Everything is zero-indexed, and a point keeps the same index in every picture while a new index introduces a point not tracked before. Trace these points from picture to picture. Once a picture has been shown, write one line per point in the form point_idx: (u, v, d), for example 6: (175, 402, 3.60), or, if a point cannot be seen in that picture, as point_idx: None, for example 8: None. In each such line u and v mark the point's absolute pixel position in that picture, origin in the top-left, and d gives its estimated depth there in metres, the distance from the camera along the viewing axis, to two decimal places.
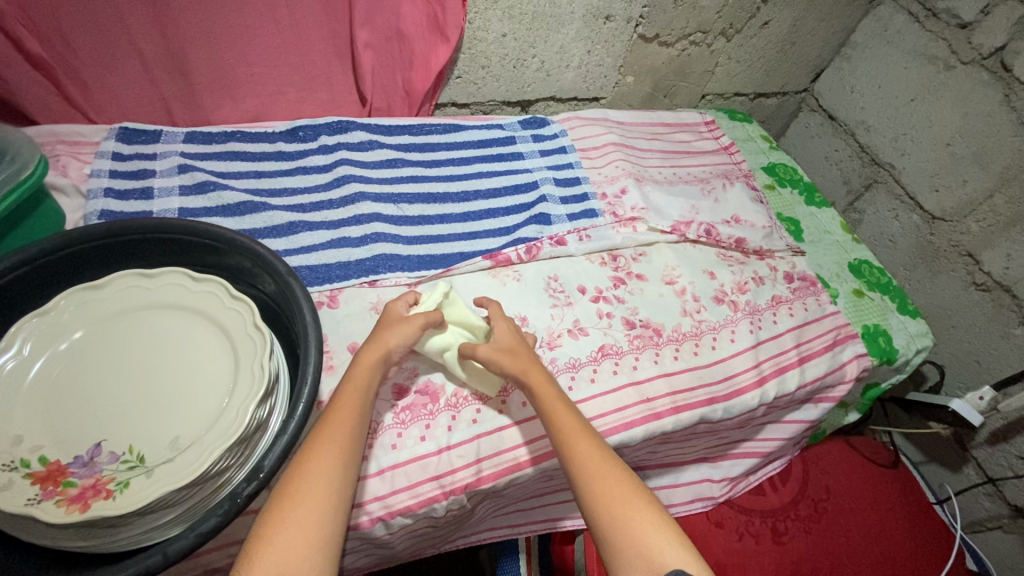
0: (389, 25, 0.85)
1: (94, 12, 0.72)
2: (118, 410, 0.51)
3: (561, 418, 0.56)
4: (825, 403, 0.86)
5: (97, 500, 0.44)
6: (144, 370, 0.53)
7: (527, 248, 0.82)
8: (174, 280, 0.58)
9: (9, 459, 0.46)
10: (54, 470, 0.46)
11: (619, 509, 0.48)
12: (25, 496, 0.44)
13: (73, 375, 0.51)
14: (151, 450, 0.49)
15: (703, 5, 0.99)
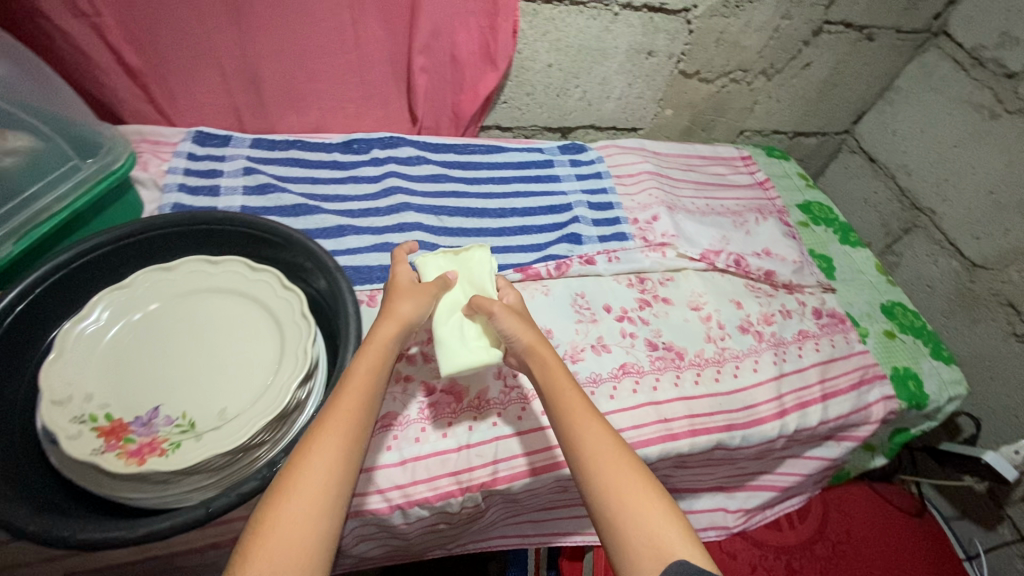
0: (444, 52, 0.91)
1: (186, 28, 0.82)
2: (177, 379, 0.56)
3: (569, 402, 0.54)
4: (848, 442, 0.85)
5: (152, 456, 0.49)
6: (201, 346, 0.59)
7: (557, 265, 0.86)
8: (234, 268, 0.64)
9: (81, 412, 0.51)
10: (118, 426, 0.51)
11: (630, 499, 0.48)
12: (91, 447, 0.49)
13: (140, 344, 0.57)
14: (201, 418, 0.53)
15: (744, 45, 1.03)
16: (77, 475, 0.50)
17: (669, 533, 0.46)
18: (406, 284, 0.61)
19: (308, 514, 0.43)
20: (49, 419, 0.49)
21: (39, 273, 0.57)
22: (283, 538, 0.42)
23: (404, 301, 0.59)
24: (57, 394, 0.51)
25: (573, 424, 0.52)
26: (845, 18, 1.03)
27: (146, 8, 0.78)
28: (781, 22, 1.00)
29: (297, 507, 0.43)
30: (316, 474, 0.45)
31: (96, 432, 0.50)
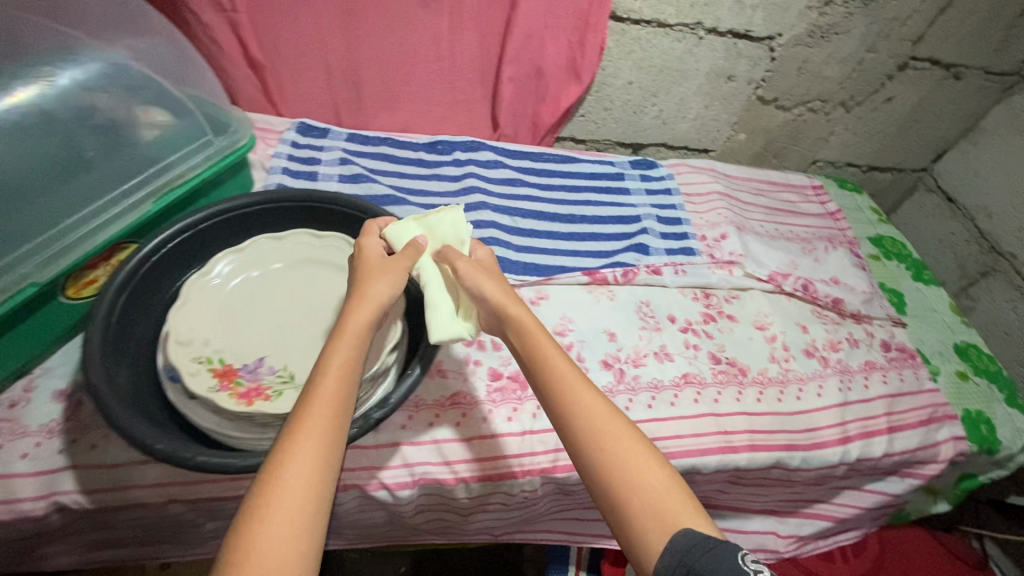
0: (531, 63, 0.96)
1: (304, 28, 0.90)
2: (281, 336, 0.62)
3: (560, 376, 0.51)
4: (912, 479, 0.83)
5: (258, 400, 0.55)
6: (301, 308, 0.64)
7: (624, 272, 0.88)
8: (335, 243, 0.68)
9: (200, 353, 0.58)
10: (230, 369, 0.57)
11: (635, 476, 0.47)
12: (208, 384, 0.55)
13: (250, 302, 0.64)
14: (300, 372, 0.59)
15: (826, 75, 1.04)
16: (183, 407, 0.55)
17: (677, 505, 0.46)
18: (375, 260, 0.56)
19: (300, 507, 0.40)
20: (176, 355, 0.56)
21: (172, 230, 0.64)
22: (276, 542, 0.38)
23: (372, 280, 0.53)
24: (183, 335, 0.58)
25: (568, 400, 0.50)
26: (933, 54, 1.03)
27: (273, 7, 0.87)
28: (866, 54, 1.01)
29: (285, 504, 0.39)
30: (300, 468, 0.41)
31: (212, 373, 0.56)
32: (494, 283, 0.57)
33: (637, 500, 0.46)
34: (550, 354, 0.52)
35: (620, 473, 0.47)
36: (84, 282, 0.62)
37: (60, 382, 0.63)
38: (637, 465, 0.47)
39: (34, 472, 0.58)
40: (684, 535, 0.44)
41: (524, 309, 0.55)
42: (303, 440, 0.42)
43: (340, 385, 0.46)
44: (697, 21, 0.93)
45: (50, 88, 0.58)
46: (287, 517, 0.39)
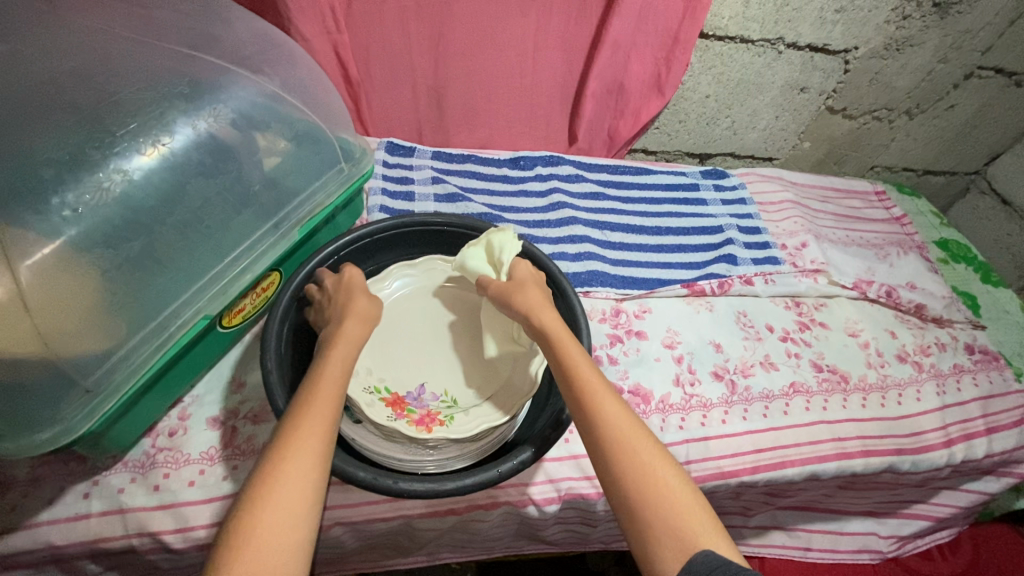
0: (616, 79, 0.98)
1: (396, 50, 0.91)
2: (433, 362, 0.66)
3: (586, 382, 0.51)
4: (1007, 478, 0.86)
5: (436, 426, 0.60)
6: (442, 330, 0.68)
7: (720, 283, 0.90)
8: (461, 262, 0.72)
9: (368, 383, 0.62)
10: (398, 398, 0.62)
11: (653, 485, 0.46)
12: (385, 414, 0.59)
13: (398, 329, 0.67)
14: (461, 395, 0.63)
15: (895, 85, 1.07)
16: (353, 434, 0.57)
17: (690, 520, 0.45)
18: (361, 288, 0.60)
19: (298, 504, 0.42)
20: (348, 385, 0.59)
21: (319, 259, 0.66)
22: (279, 530, 0.40)
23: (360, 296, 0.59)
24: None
25: (589, 405, 0.50)
26: (998, 63, 1.06)
27: (369, 31, 0.87)
28: (936, 65, 1.04)
29: (287, 497, 0.42)
30: (303, 465, 0.43)
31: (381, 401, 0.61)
32: (525, 294, 0.59)
33: (657, 512, 0.45)
34: (576, 359, 0.53)
35: (637, 481, 0.46)
36: (235, 311, 0.62)
37: (212, 409, 0.65)
38: (651, 474, 0.47)
39: (204, 500, 0.59)
40: (703, 555, 0.43)
41: (551, 318, 0.57)
42: (306, 437, 0.44)
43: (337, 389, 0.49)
44: (778, 36, 0.95)
45: (216, 124, 0.58)
46: (286, 509, 0.41)
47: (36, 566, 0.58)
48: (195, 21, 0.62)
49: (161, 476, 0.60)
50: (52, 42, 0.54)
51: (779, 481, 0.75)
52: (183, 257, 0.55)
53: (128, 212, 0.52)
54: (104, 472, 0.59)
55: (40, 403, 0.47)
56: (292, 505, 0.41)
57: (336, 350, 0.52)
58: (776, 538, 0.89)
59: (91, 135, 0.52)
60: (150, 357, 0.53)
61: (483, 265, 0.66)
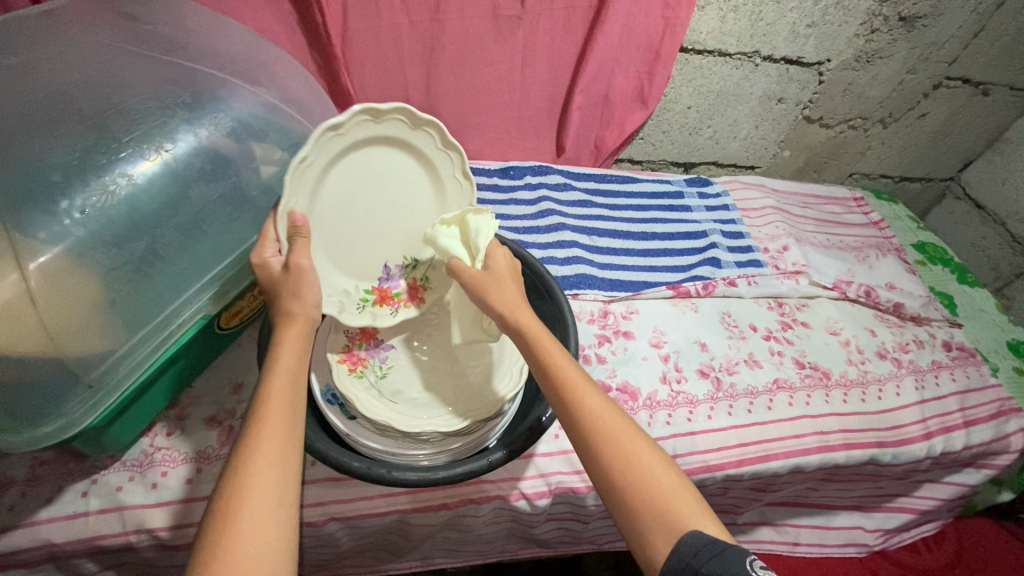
0: (601, 92, 1.02)
1: (389, 65, 0.94)
2: (375, 232, 0.67)
3: (567, 385, 0.51)
4: (987, 469, 0.89)
5: (421, 297, 0.69)
6: (376, 194, 0.66)
7: (704, 284, 0.93)
8: (427, 138, 0.65)
9: (356, 300, 0.66)
10: (383, 292, 0.68)
11: (639, 474, 0.48)
12: (387, 313, 0.67)
13: (341, 194, 0.63)
14: (419, 253, 0.70)
15: (868, 95, 1.12)
16: (347, 428, 0.59)
17: (678, 505, 0.47)
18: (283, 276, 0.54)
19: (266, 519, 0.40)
20: (350, 320, 0.63)
21: None
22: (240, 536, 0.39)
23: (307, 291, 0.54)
24: (336, 305, 0.63)
25: (573, 403, 0.50)
26: (965, 74, 1.11)
27: (362, 46, 0.91)
28: (906, 76, 1.09)
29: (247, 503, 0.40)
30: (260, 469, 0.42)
31: (366, 385, 0.63)
32: (504, 290, 0.57)
33: (646, 500, 0.47)
34: (555, 357, 0.52)
35: (624, 472, 0.48)
36: (233, 313, 0.64)
37: (209, 410, 0.66)
38: (636, 464, 0.48)
39: (201, 497, 0.60)
40: (691, 536, 0.45)
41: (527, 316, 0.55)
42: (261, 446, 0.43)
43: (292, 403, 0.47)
44: (754, 50, 1.00)
45: (217, 132, 0.61)
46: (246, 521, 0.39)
47: (33, 565, 0.59)
48: (195, 36, 0.66)
49: (159, 474, 0.61)
50: (60, 55, 0.57)
51: (764, 474, 0.77)
52: (184, 260, 0.57)
53: (133, 215, 0.54)
54: (103, 471, 0.61)
55: (47, 398, 0.49)
56: (259, 528, 0.39)
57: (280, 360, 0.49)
58: (765, 534, 0.90)
59: (98, 141, 0.54)
60: (150, 354, 0.55)
61: (457, 245, 0.62)
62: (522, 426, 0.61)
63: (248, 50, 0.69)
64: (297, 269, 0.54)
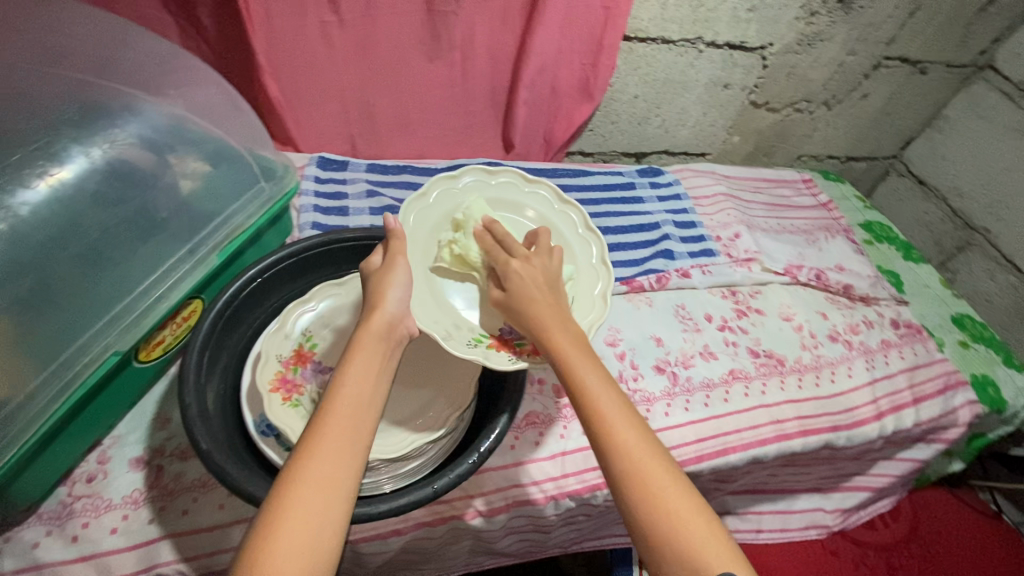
0: (546, 85, 0.99)
1: (321, 65, 0.89)
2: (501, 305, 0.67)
3: (603, 414, 0.49)
4: (937, 444, 0.91)
5: None
6: None
7: (657, 278, 0.92)
8: (510, 179, 0.76)
9: (467, 338, 0.62)
10: (499, 340, 0.63)
11: (666, 510, 0.45)
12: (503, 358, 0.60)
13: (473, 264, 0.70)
14: None
15: (811, 78, 1.12)
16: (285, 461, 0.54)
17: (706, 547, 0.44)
18: (380, 271, 0.58)
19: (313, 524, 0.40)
20: (457, 349, 0.59)
21: (239, 284, 0.62)
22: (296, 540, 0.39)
23: (391, 288, 0.57)
24: (442, 333, 0.60)
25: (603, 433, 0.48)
26: (903, 53, 1.13)
27: (290, 45, 0.85)
28: (846, 58, 1.10)
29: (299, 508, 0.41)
30: (316, 475, 0.42)
31: (304, 413, 0.58)
32: (540, 310, 0.56)
33: (673, 540, 0.44)
34: (598, 389, 0.51)
35: (654, 513, 0.45)
36: (153, 344, 0.60)
37: (135, 450, 0.61)
38: (669, 504, 0.45)
39: (127, 547, 0.56)
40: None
41: (563, 329, 0.55)
42: (321, 454, 0.43)
43: (357, 411, 0.47)
44: (697, 36, 0.99)
45: (111, 150, 0.56)
46: (298, 530, 0.40)
47: None
48: (89, 44, 0.60)
49: (80, 526, 0.56)
50: None
51: (723, 468, 0.76)
52: (85, 291, 0.52)
53: (19, 249, 0.49)
54: (15, 528, 0.55)
55: None
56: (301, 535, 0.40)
57: (357, 361, 0.50)
58: (729, 523, 0.91)
59: None
60: (53, 401, 0.50)
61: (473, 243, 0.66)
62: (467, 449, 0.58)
63: (149, 56, 0.63)
64: (393, 263, 0.59)
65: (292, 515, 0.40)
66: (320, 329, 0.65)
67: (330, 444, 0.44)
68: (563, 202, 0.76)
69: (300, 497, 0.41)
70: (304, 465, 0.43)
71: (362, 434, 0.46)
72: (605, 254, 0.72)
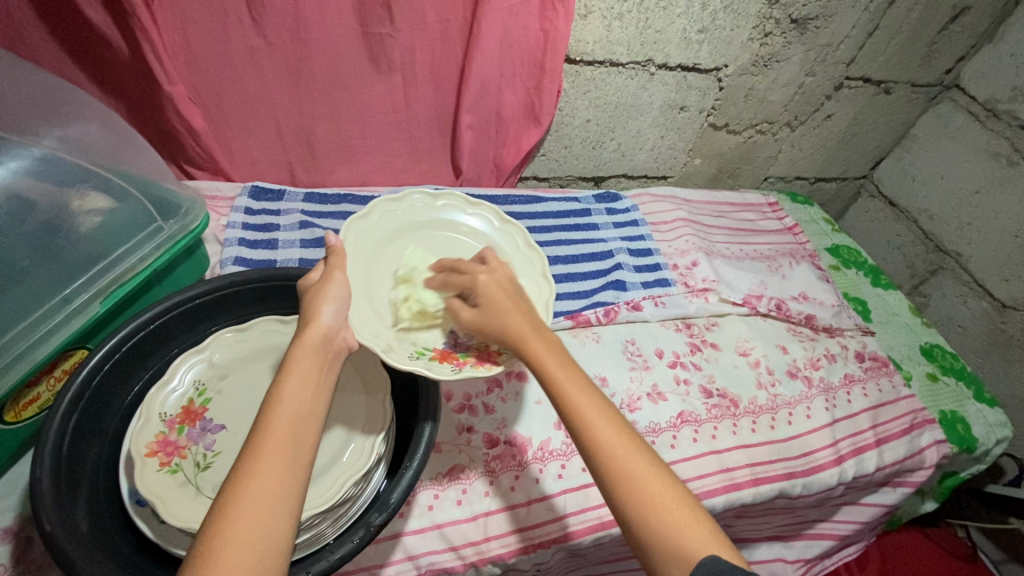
0: (490, 110, 0.95)
1: (249, 92, 0.84)
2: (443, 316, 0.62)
3: (570, 400, 0.48)
4: (904, 487, 0.86)
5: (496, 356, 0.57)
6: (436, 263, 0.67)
7: (606, 311, 0.87)
8: (452, 201, 0.73)
9: (410, 350, 0.57)
10: (443, 351, 0.58)
11: (647, 495, 0.44)
12: (447, 368, 0.55)
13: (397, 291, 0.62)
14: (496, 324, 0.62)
15: (771, 100, 1.09)
16: (156, 536, 0.49)
17: (688, 529, 0.43)
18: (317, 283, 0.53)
19: (255, 550, 0.36)
20: (399, 361, 0.54)
21: (126, 331, 0.56)
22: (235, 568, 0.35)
23: (325, 303, 0.51)
24: (383, 345, 0.55)
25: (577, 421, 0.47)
26: (865, 73, 1.09)
27: (213, 72, 0.80)
28: (806, 78, 1.07)
29: (241, 537, 0.36)
30: (255, 499, 0.38)
31: (181, 481, 0.52)
32: (513, 317, 0.53)
33: (655, 525, 0.43)
34: (568, 390, 0.48)
35: (633, 496, 0.44)
36: (24, 403, 0.55)
37: (3, 519, 0.55)
38: (647, 482, 0.45)
39: None
40: (710, 560, 0.41)
41: (536, 333, 0.52)
42: (262, 474, 0.39)
43: (300, 426, 0.42)
44: (647, 58, 0.95)
45: None
46: (238, 559, 0.36)
47: None
48: None
49: None
50: None
51: None
52: None
53: None
54: None
55: None
56: (239, 563, 0.36)
57: (294, 374, 0.45)
58: None
59: None
60: None
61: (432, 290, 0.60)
62: (358, 525, 0.51)
63: (36, 99, 0.62)
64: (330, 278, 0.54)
65: (233, 543, 0.36)
66: (215, 381, 0.59)
67: (271, 460, 0.40)
68: (505, 222, 0.72)
69: (240, 522, 0.37)
70: (244, 489, 0.38)
71: (305, 449, 0.41)
72: (547, 265, 0.67)
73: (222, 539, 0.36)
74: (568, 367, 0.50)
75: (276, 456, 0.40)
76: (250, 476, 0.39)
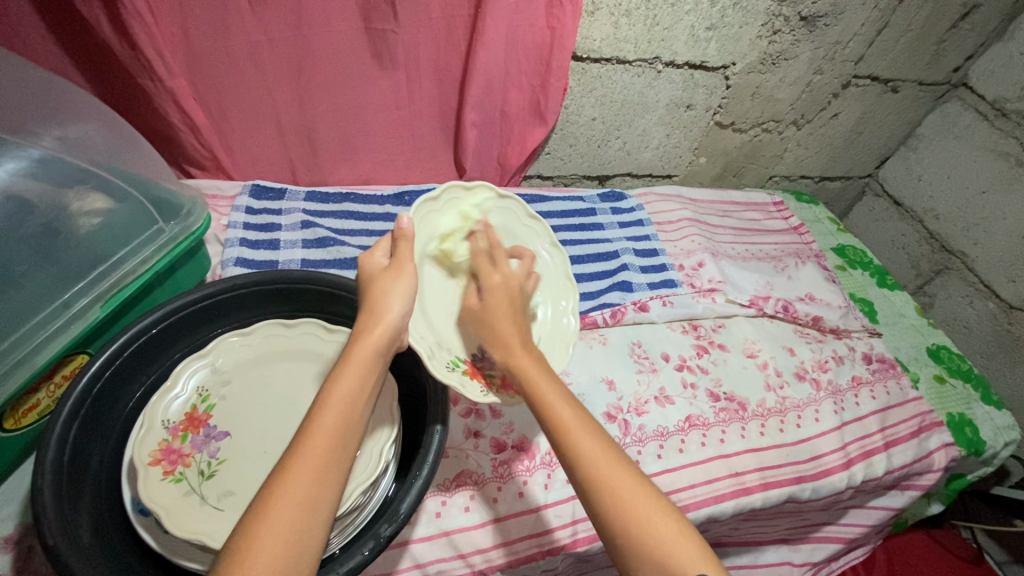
0: (495, 108, 0.94)
1: (251, 90, 0.83)
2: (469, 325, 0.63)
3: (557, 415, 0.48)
4: (911, 490, 0.86)
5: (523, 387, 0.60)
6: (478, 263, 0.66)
7: (612, 313, 0.86)
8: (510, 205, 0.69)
9: (445, 359, 0.59)
10: (474, 367, 0.61)
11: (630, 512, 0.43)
12: (478, 389, 0.58)
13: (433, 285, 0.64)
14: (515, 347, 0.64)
15: (778, 98, 1.08)
16: (159, 547, 0.48)
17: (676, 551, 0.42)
18: (378, 274, 0.53)
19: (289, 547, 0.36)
20: (437, 372, 0.56)
21: (127, 336, 0.55)
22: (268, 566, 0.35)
23: (392, 299, 0.51)
24: (425, 350, 0.56)
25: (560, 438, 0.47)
26: (873, 72, 1.08)
27: (212, 70, 0.79)
28: (813, 76, 1.05)
29: (275, 532, 0.36)
30: (294, 494, 0.38)
31: (185, 489, 0.51)
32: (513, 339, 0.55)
33: (641, 543, 0.42)
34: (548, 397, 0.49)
35: (619, 514, 0.43)
36: (24, 409, 0.54)
37: (3, 527, 0.54)
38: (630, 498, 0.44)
39: None
40: None
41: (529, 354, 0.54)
42: (302, 469, 0.39)
43: (344, 425, 0.42)
44: (655, 55, 0.93)
45: None
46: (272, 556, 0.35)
47: None
48: None
49: None
50: None
51: None
52: None
53: None
54: None
55: None
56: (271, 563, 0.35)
57: (348, 371, 0.45)
58: None
59: None
60: None
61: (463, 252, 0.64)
62: (366, 535, 0.49)
63: (36, 98, 0.60)
64: (398, 268, 0.54)
65: (267, 539, 0.36)
66: (219, 387, 0.58)
67: (309, 457, 0.40)
68: (554, 244, 0.70)
69: (277, 519, 0.37)
70: (285, 483, 0.38)
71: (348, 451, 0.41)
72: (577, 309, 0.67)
73: (257, 534, 0.36)
74: (551, 380, 0.51)
75: (314, 457, 0.40)
76: (292, 471, 0.39)
